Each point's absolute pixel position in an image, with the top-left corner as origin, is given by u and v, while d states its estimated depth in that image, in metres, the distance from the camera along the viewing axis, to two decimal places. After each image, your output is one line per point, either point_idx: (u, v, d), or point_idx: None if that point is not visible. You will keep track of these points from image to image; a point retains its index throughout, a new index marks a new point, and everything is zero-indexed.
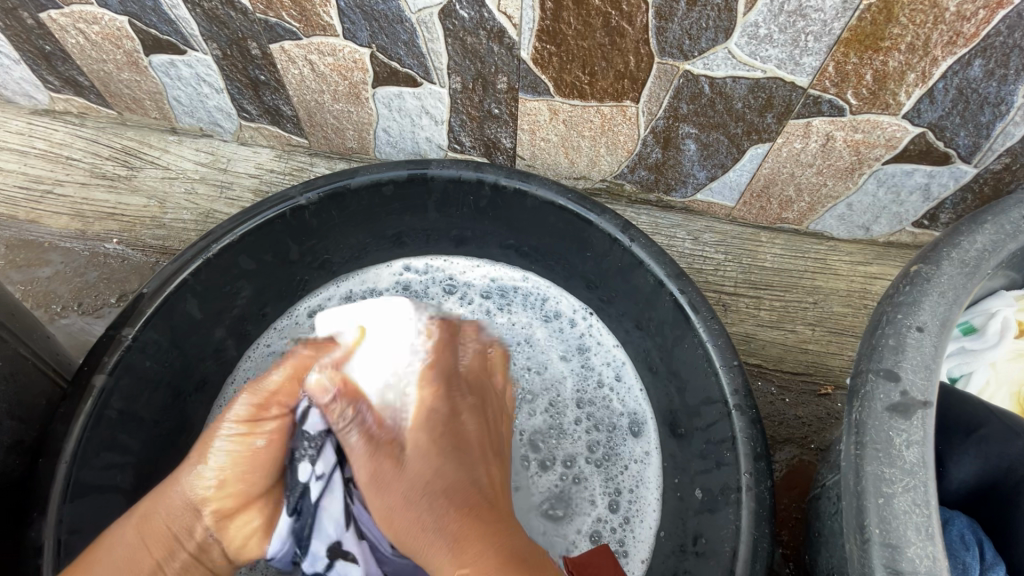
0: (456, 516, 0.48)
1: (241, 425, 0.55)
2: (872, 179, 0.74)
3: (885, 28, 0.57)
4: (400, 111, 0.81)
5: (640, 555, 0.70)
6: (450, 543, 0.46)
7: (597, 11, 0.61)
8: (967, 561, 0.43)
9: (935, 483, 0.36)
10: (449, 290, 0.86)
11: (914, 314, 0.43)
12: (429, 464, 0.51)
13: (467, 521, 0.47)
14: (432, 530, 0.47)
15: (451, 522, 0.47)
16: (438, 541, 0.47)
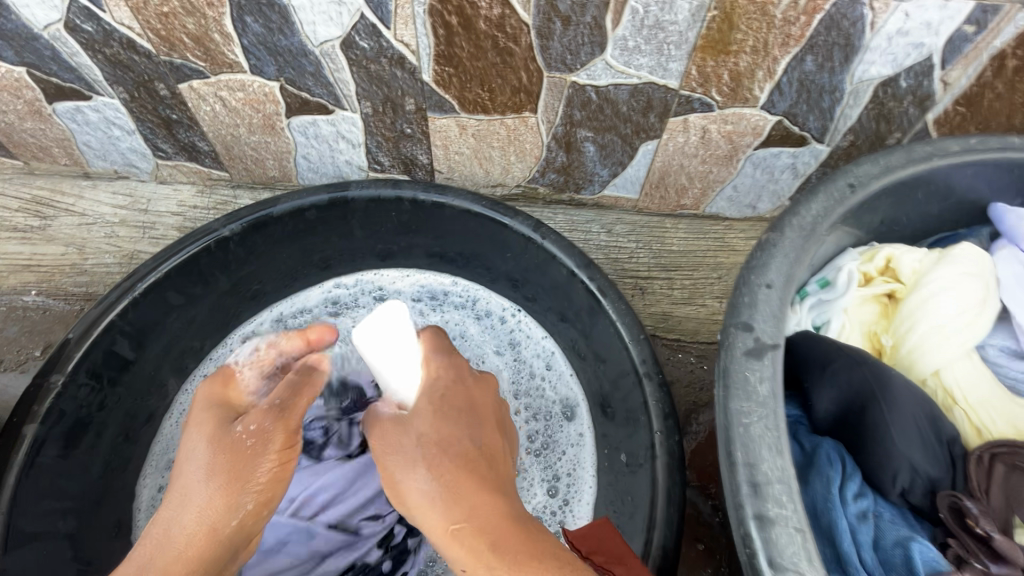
0: (451, 469, 0.51)
1: (276, 447, 0.55)
2: (749, 163, 0.84)
3: (730, 35, 0.66)
4: (317, 138, 0.84)
5: None
6: (439, 497, 0.50)
7: (484, 35, 0.68)
8: (829, 474, 0.50)
9: (783, 410, 0.44)
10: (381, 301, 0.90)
11: (763, 274, 0.51)
12: (436, 425, 0.55)
13: (461, 470, 0.51)
14: (427, 484, 0.51)
15: (447, 473, 0.51)
16: (434, 495, 0.50)
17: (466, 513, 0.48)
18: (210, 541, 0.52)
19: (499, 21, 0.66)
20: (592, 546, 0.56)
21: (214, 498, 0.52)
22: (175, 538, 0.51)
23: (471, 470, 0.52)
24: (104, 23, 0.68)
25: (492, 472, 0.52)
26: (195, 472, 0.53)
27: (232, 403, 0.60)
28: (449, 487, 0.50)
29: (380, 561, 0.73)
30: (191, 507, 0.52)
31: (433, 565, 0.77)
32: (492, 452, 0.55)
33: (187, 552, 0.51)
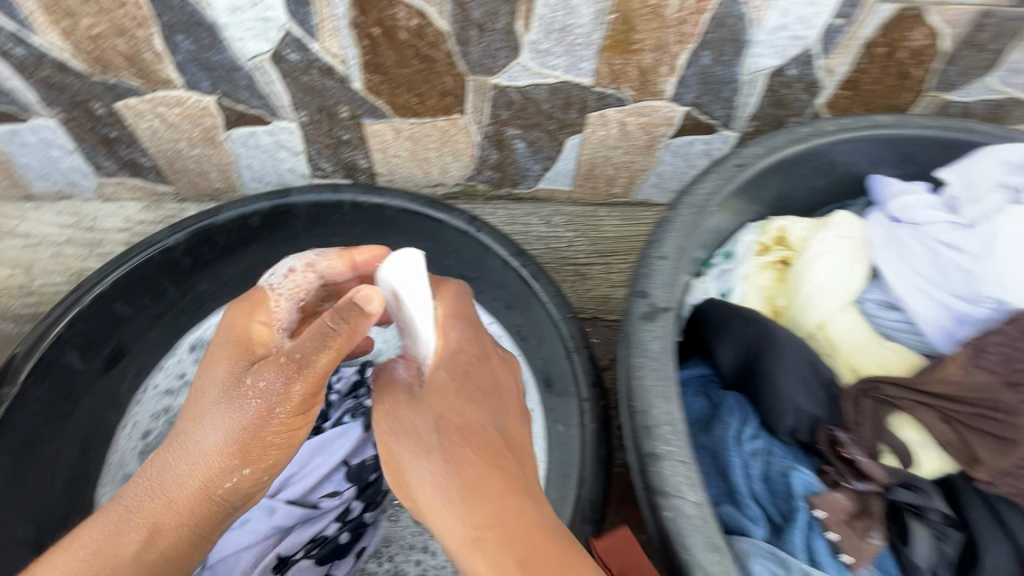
0: (475, 461, 0.54)
1: (286, 407, 0.54)
2: (667, 151, 0.91)
3: (631, 35, 0.73)
4: (257, 148, 0.87)
5: None
6: (460, 496, 0.53)
7: (406, 44, 0.73)
8: (726, 421, 0.57)
9: (672, 363, 0.50)
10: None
11: (658, 247, 0.57)
12: (460, 412, 0.56)
13: (489, 464, 0.54)
14: (451, 475, 0.54)
15: (468, 470, 0.54)
16: (454, 490, 0.53)
17: (488, 514, 0.52)
18: (201, 496, 0.56)
19: (418, 31, 0.71)
20: (620, 564, 0.64)
21: (210, 459, 0.55)
22: (171, 486, 0.56)
23: (494, 468, 0.54)
24: (36, 46, 0.71)
25: (513, 467, 0.55)
26: (205, 422, 0.56)
27: (255, 343, 0.59)
28: (471, 478, 0.53)
29: (338, 534, 0.73)
30: (190, 459, 0.56)
31: (386, 548, 0.78)
32: (512, 440, 0.58)
33: (180, 501, 0.56)
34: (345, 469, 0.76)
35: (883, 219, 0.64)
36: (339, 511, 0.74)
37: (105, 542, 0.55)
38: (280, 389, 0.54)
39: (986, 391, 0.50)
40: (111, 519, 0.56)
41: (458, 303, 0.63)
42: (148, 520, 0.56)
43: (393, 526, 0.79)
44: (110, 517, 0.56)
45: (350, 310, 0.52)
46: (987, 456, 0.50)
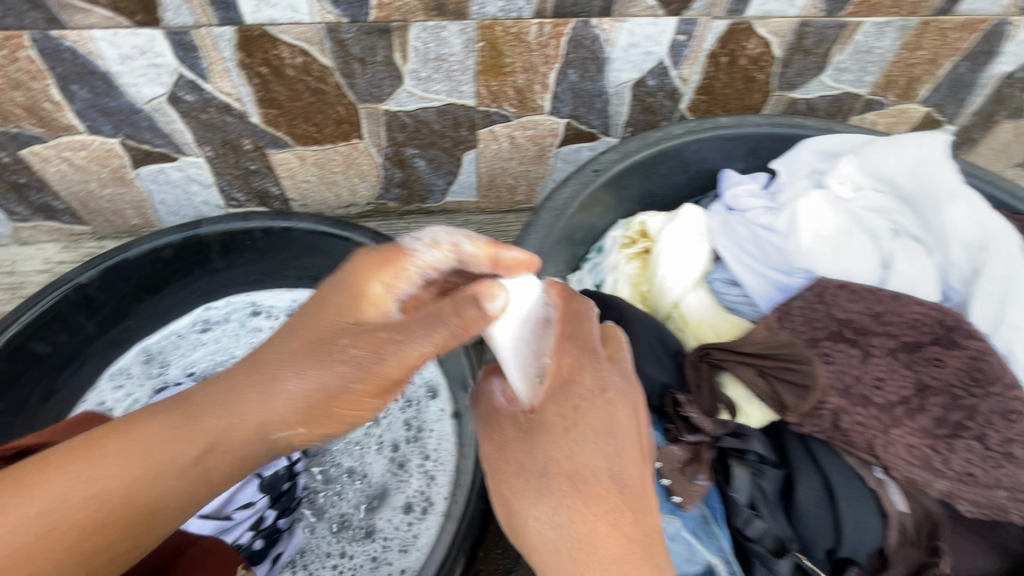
0: (591, 510, 0.47)
1: (389, 366, 0.45)
2: (558, 159, 1.00)
3: (501, 60, 0.81)
4: (168, 183, 0.92)
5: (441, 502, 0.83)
6: (572, 542, 0.47)
7: (296, 80, 0.79)
8: None
9: None
10: (250, 317, 0.96)
11: (519, 249, 0.66)
12: (567, 456, 0.49)
13: (602, 522, 0.47)
14: (565, 533, 0.47)
15: (582, 517, 0.47)
16: (567, 538, 0.47)
17: (595, 560, 0.46)
18: (256, 438, 0.46)
19: (304, 67, 0.78)
20: None
21: (280, 399, 0.45)
22: (239, 417, 0.46)
23: (613, 511, 0.48)
24: None
25: (632, 513, 0.48)
26: (291, 363, 0.45)
27: (362, 313, 0.47)
28: (586, 535, 0.47)
29: (253, 542, 0.77)
30: (268, 400, 0.46)
31: (302, 557, 0.81)
32: (630, 489, 0.49)
33: (229, 438, 0.46)
34: (258, 481, 0.78)
35: (721, 208, 0.75)
36: (252, 520, 0.76)
37: (152, 450, 0.46)
38: (372, 355, 0.44)
39: (788, 347, 0.61)
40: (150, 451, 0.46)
41: (574, 325, 0.54)
42: (208, 438, 0.46)
43: (312, 537, 0.82)
44: (168, 428, 0.47)
45: (472, 306, 0.45)
46: (792, 401, 0.60)
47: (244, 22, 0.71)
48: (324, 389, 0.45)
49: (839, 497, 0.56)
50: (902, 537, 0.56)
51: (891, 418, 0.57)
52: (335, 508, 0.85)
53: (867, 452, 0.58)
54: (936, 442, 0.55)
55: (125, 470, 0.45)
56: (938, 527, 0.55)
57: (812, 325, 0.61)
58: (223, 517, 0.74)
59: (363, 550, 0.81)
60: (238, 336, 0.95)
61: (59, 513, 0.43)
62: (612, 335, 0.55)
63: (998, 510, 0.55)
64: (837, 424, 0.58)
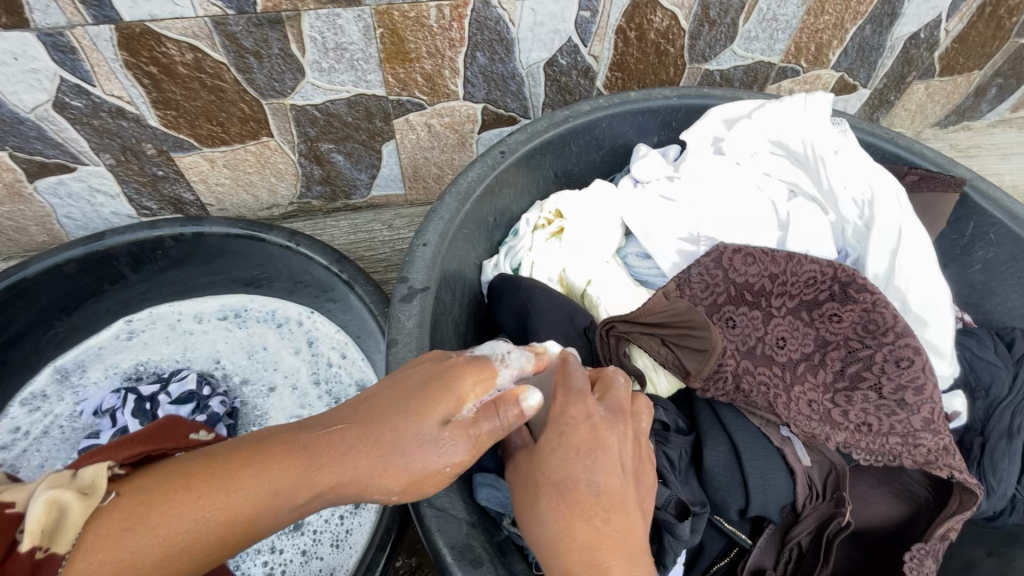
0: (580, 521, 0.43)
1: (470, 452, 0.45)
2: (480, 145, 0.98)
3: (404, 46, 0.79)
4: (71, 196, 0.88)
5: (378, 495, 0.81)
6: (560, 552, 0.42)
7: (190, 78, 0.76)
8: None
9: (426, 335, 0.57)
10: (179, 323, 0.93)
11: (422, 235, 0.63)
12: (557, 464, 0.46)
13: (578, 523, 0.43)
14: (549, 537, 0.44)
15: (565, 526, 0.43)
16: (556, 554, 0.43)
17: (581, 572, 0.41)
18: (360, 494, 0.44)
19: (196, 65, 0.75)
20: None
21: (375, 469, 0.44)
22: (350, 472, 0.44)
23: (602, 524, 0.43)
24: None
25: (618, 528, 0.43)
26: (408, 424, 0.44)
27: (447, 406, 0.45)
28: (567, 543, 0.42)
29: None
30: (388, 460, 0.44)
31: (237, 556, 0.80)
32: (617, 503, 0.45)
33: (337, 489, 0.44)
34: None
35: (629, 183, 0.76)
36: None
37: (280, 487, 0.43)
38: (450, 449, 0.45)
39: (685, 314, 0.60)
40: (255, 491, 0.42)
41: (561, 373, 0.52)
42: (320, 489, 0.44)
43: None
44: (275, 470, 0.43)
45: (512, 408, 0.46)
46: (693, 366, 0.60)
47: (121, 20, 0.67)
48: (398, 468, 0.44)
49: (745, 456, 0.58)
50: (810, 492, 0.59)
51: (792, 375, 0.60)
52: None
53: (769, 410, 0.60)
54: (835, 396, 0.59)
55: (213, 520, 0.41)
56: (842, 478, 0.58)
57: (713, 291, 0.62)
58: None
59: (293, 544, 0.80)
60: (170, 338, 0.92)
61: (198, 533, 0.41)
62: (607, 378, 0.52)
63: (892, 457, 0.57)
64: (738, 385, 0.60)
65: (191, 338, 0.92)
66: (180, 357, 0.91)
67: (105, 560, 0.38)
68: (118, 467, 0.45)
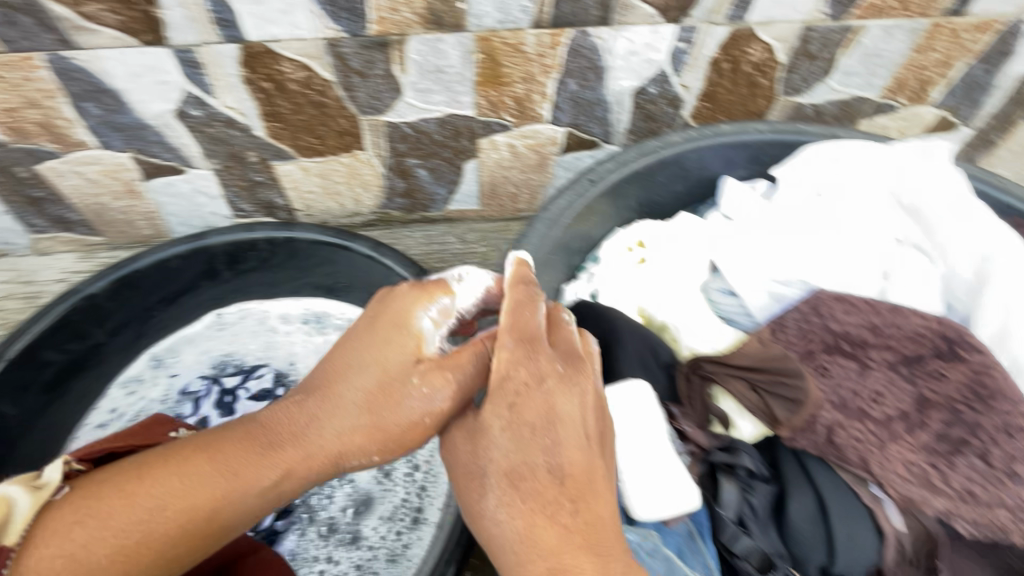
0: (534, 512, 0.46)
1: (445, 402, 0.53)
2: (559, 167, 0.99)
3: (500, 70, 0.81)
4: (178, 195, 0.94)
5: (436, 515, 0.83)
6: (514, 545, 0.46)
7: (298, 94, 0.81)
8: None
9: None
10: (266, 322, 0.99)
11: (510, 261, 0.66)
12: (507, 445, 0.48)
13: (540, 521, 0.45)
14: (506, 534, 0.46)
15: (522, 518, 0.46)
16: (513, 542, 0.46)
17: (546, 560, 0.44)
18: (328, 462, 0.52)
19: (306, 81, 0.79)
20: None
21: (336, 436, 0.52)
22: (313, 447, 0.51)
23: (556, 519, 0.45)
24: None
25: (575, 517, 0.46)
26: (351, 395, 0.53)
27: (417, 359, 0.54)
28: (527, 536, 0.45)
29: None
30: (345, 427, 0.52)
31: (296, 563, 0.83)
32: (581, 481, 0.47)
33: (298, 470, 0.51)
34: None
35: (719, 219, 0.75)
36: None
37: (233, 471, 0.49)
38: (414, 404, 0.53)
39: (781, 360, 0.60)
40: (219, 473, 0.49)
41: (516, 317, 0.54)
42: (286, 462, 0.51)
43: (302, 540, 0.84)
44: (233, 453, 0.50)
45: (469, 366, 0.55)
46: (784, 415, 0.59)
47: (246, 40, 0.72)
48: (371, 427, 0.52)
49: (833, 512, 0.56)
50: (900, 556, 0.55)
51: (889, 433, 0.57)
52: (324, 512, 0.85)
53: (861, 468, 0.58)
54: (937, 460, 0.56)
55: (171, 505, 0.47)
56: (938, 546, 0.55)
57: (807, 338, 0.62)
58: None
59: (348, 556, 0.82)
60: (256, 334, 0.98)
61: (155, 520, 0.46)
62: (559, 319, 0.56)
63: (999, 531, 0.54)
64: (831, 438, 0.58)
65: (273, 338, 0.98)
66: (262, 353, 0.98)
67: (56, 551, 0.44)
68: (76, 464, 0.52)
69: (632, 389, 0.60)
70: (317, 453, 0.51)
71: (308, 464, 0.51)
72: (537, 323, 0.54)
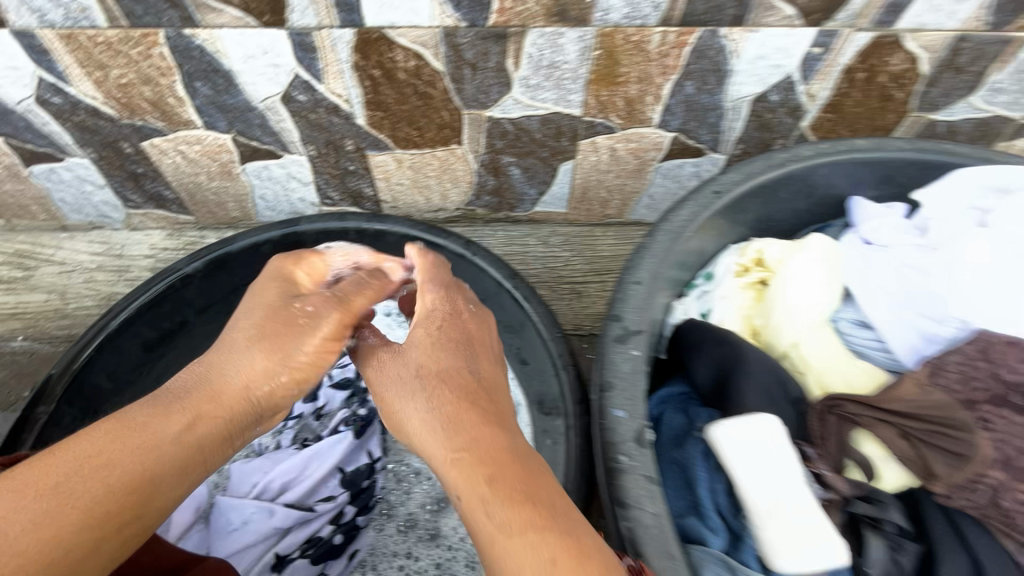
0: (453, 402, 0.53)
1: (336, 330, 0.61)
2: (658, 174, 0.94)
3: (616, 69, 0.77)
4: (270, 179, 0.94)
5: None
6: (438, 426, 0.51)
7: (406, 83, 0.78)
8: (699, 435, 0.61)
9: (642, 382, 0.53)
10: None
11: (634, 272, 0.60)
12: (422, 354, 0.58)
13: (459, 409, 0.52)
14: (425, 416, 0.53)
15: (450, 407, 0.52)
16: (436, 424, 0.52)
17: (465, 442, 0.50)
18: (241, 404, 0.56)
19: (416, 71, 0.77)
20: None
21: (248, 361, 0.57)
22: (228, 374, 0.56)
23: (466, 407, 0.52)
24: (70, 95, 0.78)
25: (488, 406, 0.53)
26: (245, 332, 0.58)
27: (298, 285, 0.64)
28: (450, 418, 0.51)
29: (333, 535, 0.77)
30: (243, 361, 0.57)
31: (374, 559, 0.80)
32: (488, 391, 0.56)
33: (217, 399, 0.55)
34: (341, 475, 0.81)
35: (857, 241, 0.69)
36: (334, 513, 0.78)
37: (154, 423, 0.52)
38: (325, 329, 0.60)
39: (944, 410, 0.56)
40: (137, 423, 0.51)
41: (432, 270, 0.66)
42: (200, 408, 0.54)
43: (380, 536, 0.81)
44: (154, 407, 0.53)
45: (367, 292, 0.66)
46: (943, 470, 0.55)
47: (364, 25, 0.70)
48: (283, 353, 0.58)
49: (990, 575, 0.51)
50: None
51: None
52: (404, 507, 0.83)
53: None
54: None
55: (91, 468, 0.48)
56: None
57: (970, 387, 0.57)
58: (306, 508, 0.77)
59: (428, 553, 0.80)
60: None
61: (86, 482, 0.47)
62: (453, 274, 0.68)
63: None
64: (996, 501, 0.53)
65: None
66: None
67: None
68: None
69: (760, 424, 0.55)
70: (233, 381, 0.56)
71: (223, 404, 0.55)
72: (443, 273, 0.66)
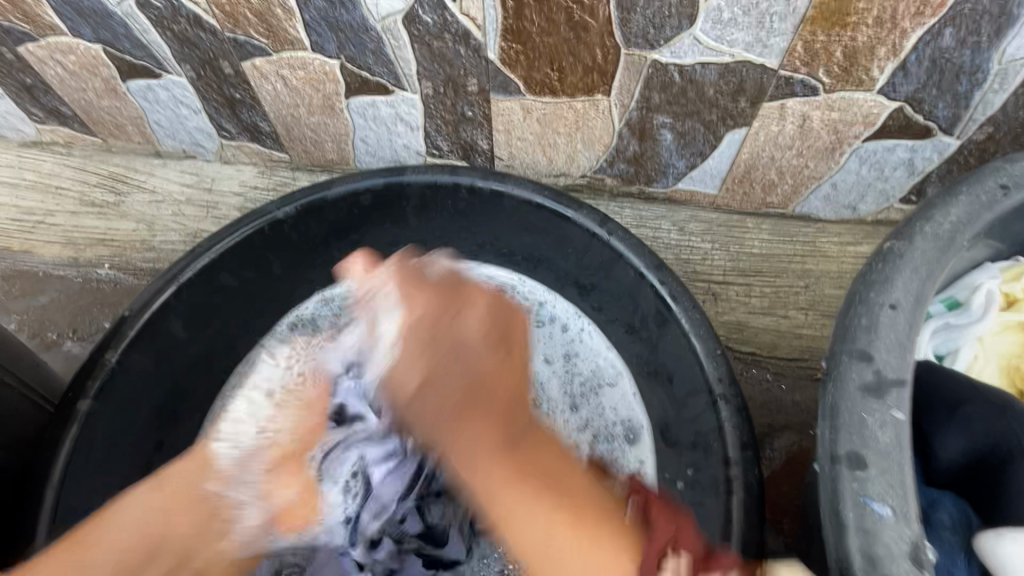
0: (451, 403, 0.50)
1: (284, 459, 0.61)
2: (854, 157, 0.72)
3: (851, 3, 0.55)
4: (375, 120, 0.81)
5: None
6: (449, 418, 0.50)
7: (558, 7, 0.61)
8: (948, 538, 0.44)
9: (908, 463, 0.37)
10: None
11: (887, 291, 0.42)
12: (457, 329, 0.54)
13: (470, 398, 0.50)
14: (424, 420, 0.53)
15: (451, 403, 0.50)
16: (450, 399, 0.50)
17: (497, 438, 0.48)
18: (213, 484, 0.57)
19: None
20: None
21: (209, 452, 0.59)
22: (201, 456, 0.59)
23: (473, 407, 0.50)
24: None
25: (495, 403, 0.50)
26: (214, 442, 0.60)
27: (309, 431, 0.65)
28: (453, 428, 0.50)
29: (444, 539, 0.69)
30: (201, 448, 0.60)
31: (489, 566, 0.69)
32: (483, 390, 0.51)
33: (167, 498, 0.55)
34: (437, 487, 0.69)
35: None
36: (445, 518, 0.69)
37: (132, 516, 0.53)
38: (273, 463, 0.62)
39: None
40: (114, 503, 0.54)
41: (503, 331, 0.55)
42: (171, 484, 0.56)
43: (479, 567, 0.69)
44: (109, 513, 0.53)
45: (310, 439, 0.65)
46: None
47: None
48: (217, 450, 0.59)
49: None
50: None
51: None
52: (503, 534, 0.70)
53: None
54: None
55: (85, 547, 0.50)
56: None
57: None
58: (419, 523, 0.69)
59: None
60: None
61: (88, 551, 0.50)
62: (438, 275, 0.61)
63: None
64: None
65: None
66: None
67: None
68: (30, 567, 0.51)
69: None
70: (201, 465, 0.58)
71: (177, 484, 0.56)
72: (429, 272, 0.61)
